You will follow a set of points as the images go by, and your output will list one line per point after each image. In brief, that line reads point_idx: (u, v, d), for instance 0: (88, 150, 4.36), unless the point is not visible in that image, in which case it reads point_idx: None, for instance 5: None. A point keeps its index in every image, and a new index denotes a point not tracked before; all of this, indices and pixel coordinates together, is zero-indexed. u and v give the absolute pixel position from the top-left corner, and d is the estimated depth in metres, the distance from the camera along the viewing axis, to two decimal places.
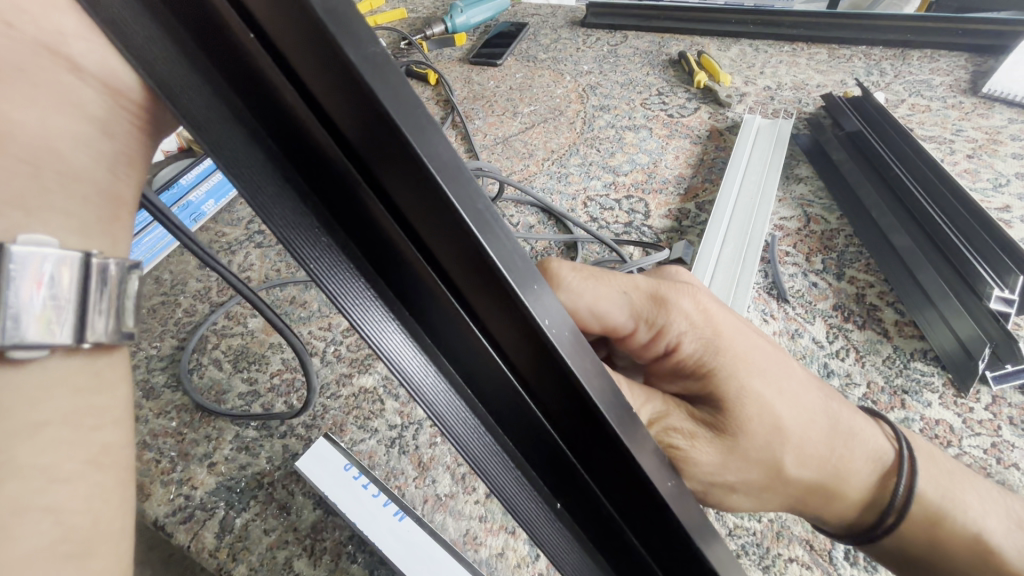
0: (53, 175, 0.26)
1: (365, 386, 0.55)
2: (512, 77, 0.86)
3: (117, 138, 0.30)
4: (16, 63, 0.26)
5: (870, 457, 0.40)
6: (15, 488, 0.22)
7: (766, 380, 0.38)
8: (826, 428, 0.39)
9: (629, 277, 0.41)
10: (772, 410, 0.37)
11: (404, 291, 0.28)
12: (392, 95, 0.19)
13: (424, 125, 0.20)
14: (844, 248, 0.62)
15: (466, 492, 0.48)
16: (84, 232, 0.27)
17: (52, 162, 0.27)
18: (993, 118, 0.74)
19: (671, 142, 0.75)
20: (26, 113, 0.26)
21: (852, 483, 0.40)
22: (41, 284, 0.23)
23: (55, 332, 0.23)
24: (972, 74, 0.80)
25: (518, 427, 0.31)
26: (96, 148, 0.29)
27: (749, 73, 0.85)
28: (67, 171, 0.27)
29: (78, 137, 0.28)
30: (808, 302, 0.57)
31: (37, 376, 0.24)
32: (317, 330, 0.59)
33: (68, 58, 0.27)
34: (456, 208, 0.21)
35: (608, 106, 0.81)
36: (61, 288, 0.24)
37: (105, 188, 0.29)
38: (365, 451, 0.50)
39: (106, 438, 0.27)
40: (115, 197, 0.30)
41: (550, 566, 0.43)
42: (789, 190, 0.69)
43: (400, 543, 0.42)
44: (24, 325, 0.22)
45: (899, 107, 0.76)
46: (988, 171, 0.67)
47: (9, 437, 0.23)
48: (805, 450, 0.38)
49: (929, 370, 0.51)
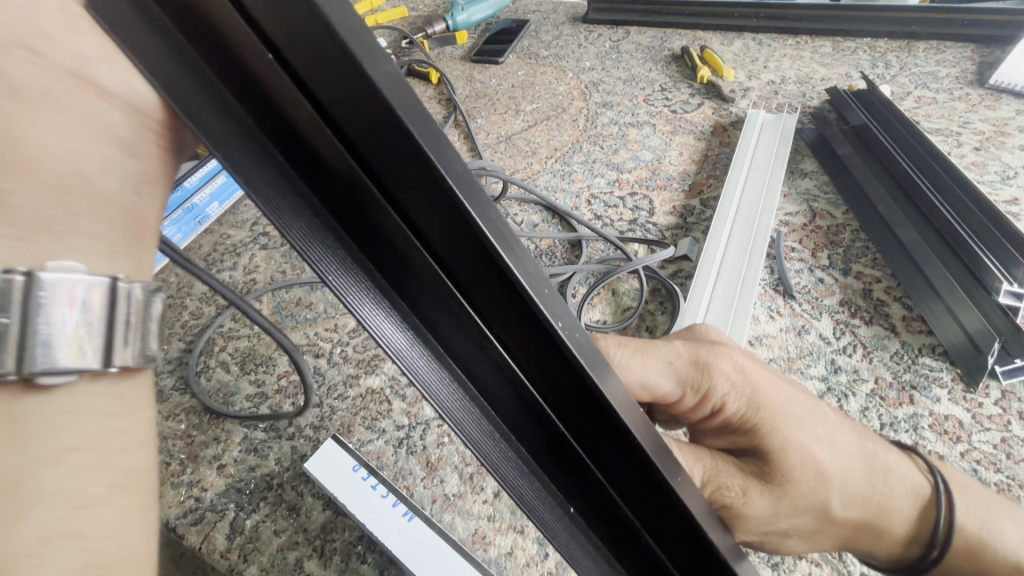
0: (82, 197, 0.25)
1: (372, 387, 0.55)
2: (515, 75, 0.86)
3: (143, 158, 0.29)
4: (40, 88, 0.24)
5: (909, 493, 0.39)
6: (37, 517, 0.21)
7: (802, 428, 0.39)
8: (854, 458, 0.39)
9: (669, 346, 0.42)
10: (813, 455, 0.38)
11: (415, 302, 0.28)
12: (411, 113, 0.19)
13: (438, 139, 0.20)
14: (850, 243, 0.61)
15: (474, 492, 0.48)
16: (112, 256, 0.26)
17: (81, 186, 0.25)
18: (1000, 109, 0.73)
19: (675, 138, 0.74)
20: (50, 137, 0.24)
21: (894, 519, 0.38)
22: (70, 311, 0.22)
23: (86, 356, 0.22)
24: (978, 66, 0.79)
25: (532, 432, 0.31)
26: (122, 171, 0.27)
27: (753, 67, 0.84)
28: (94, 194, 0.26)
29: (107, 161, 0.26)
30: (814, 298, 0.57)
31: (64, 402, 0.23)
32: (323, 331, 0.59)
33: (93, 81, 0.26)
34: (472, 217, 0.21)
35: (611, 102, 0.81)
36: (93, 312, 0.23)
37: (132, 210, 0.28)
38: (373, 452, 0.50)
39: (132, 460, 0.26)
40: (140, 218, 0.28)
41: (558, 565, 0.44)
42: (795, 185, 0.68)
43: (408, 543, 0.43)
44: (55, 351, 0.21)
45: (905, 99, 0.76)
46: (996, 163, 0.67)
47: (34, 463, 0.21)
48: (849, 491, 0.38)
49: (938, 365, 0.51)
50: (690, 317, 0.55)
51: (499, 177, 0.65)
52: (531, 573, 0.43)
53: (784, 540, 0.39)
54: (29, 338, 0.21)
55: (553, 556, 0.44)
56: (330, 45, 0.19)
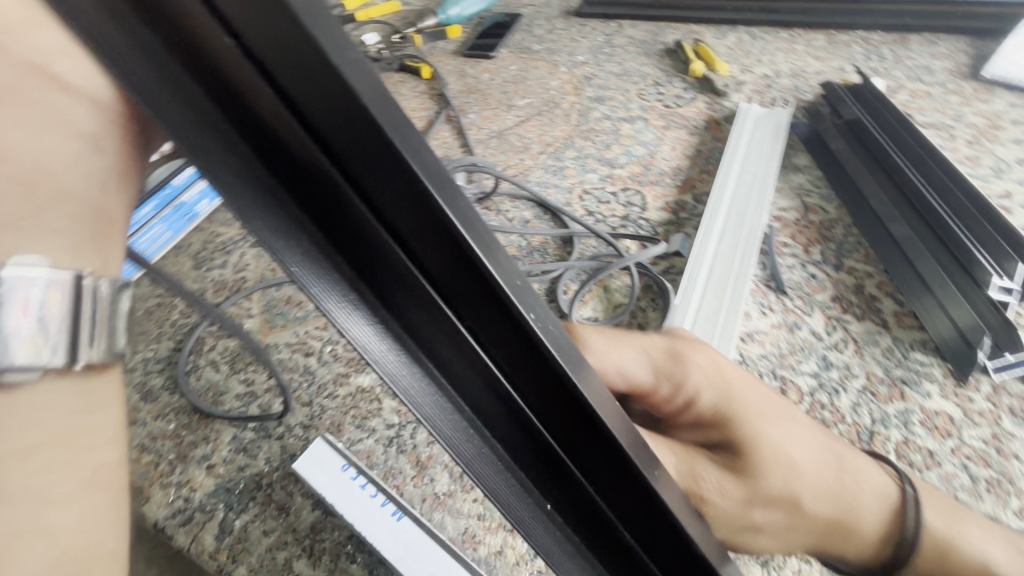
0: (46, 195, 0.26)
1: (362, 386, 0.54)
2: (507, 69, 0.85)
3: (109, 153, 0.29)
4: (5, 83, 0.26)
5: (879, 494, 0.39)
6: (7, 515, 0.22)
7: (774, 424, 0.40)
8: (824, 455, 0.40)
9: (646, 336, 0.44)
10: (784, 449, 0.38)
11: (393, 303, 0.28)
12: (380, 105, 0.19)
13: (409, 133, 0.20)
14: (843, 238, 0.61)
15: (464, 490, 0.47)
16: (77, 250, 0.26)
17: (46, 184, 0.26)
18: (994, 103, 0.73)
19: (668, 133, 0.74)
20: (15, 132, 0.25)
21: (864, 518, 0.39)
22: (28, 308, 0.22)
23: (41, 352, 0.23)
24: (973, 59, 0.79)
25: (514, 434, 0.31)
26: (88, 166, 0.28)
27: (747, 60, 0.83)
28: (59, 192, 0.27)
29: (72, 157, 0.28)
30: (807, 294, 0.56)
31: (27, 401, 0.23)
32: (314, 330, 0.59)
33: (54, 75, 0.26)
34: (444, 211, 0.21)
35: (604, 97, 0.80)
36: (55, 309, 0.23)
37: (98, 206, 0.29)
38: (363, 451, 0.50)
39: (99, 458, 0.26)
40: (107, 215, 0.29)
41: (548, 563, 0.43)
42: (788, 179, 0.68)
43: (397, 543, 0.42)
44: (10, 349, 0.22)
45: (899, 93, 0.75)
46: (989, 157, 0.67)
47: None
48: (819, 487, 0.39)
49: (929, 360, 0.51)
50: (682, 314, 0.55)
51: (489, 173, 0.65)
52: (521, 572, 0.43)
53: (758, 541, 0.38)
54: None
55: (543, 554, 0.44)
56: (299, 41, 0.18)
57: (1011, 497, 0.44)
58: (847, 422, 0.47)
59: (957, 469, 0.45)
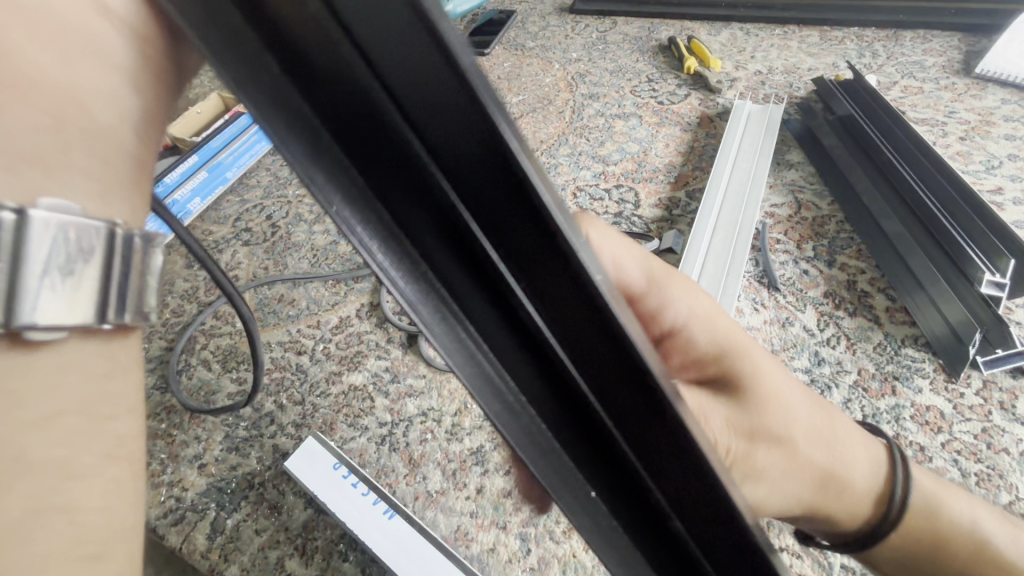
0: (75, 129, 0.26)
1: (354, 384, 0.54)
2: (501, 66, 0.85)
3: (145, 94, 0.29)
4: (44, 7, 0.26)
5: (868, 453, 0.41)
6: (25, 488, 0.21)
7: (772, 370, 0.41)
8: (816, 411, 0.41)
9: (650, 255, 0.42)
10: (781, 390, 0.40)
11: (431, 250, 0.24)
12: (458, 40, 0.18)
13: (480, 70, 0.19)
14: (835, 234, 0.61)
15: (456, 488, 0.47)
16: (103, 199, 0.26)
17: (75, 118, 0.26)
18: (986, 98, 0.73)
19: (661, 129, 0.74)
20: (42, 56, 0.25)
21: (850, 475, 0.41)
22: (54, 257, 0.21)
23: (75, 313, 0.22)
24: (965, 55, 0.79)
25: (561, 410, 0.28)
26: (118, 104, 0.28)
27: (740, 57, 0.83)
28: (91, 129, 0.27)
29: (105, 91, 0.27)
30: (799, 290, 0.56)
31: (53, 359, 0.23)
32: (306, 328, 0.59)
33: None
34: (514, 153, 0.19)
35: (598, 94, 0.80)
36: (86, 252, 0.22)
37: (124, 149, 0.28)
38: (355, 449, 0.50)
39: (120, 429, 0.26)
40: (134, 161, 0.29)
41: (541, 561, 0.43)
42: (781, 176, 0.68)
43: (387, 541, 0.43)
44: (40, 305, 0.21)
45: (892, 89, 0.75)
46: (981, 153, 0.67)
47: (20, 432, 0.22)
48: (813, 433, 0.40)
49: (920, 356, 0.51)
50: None
51: None
52: (514, 569, 0.43)
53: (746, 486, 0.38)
54: (19, 287, 0.20)
55: (536, 552, 0.44)
56: None
57: (1000, 491, 0.44)
58: None
59: (947, 464, 0.45)
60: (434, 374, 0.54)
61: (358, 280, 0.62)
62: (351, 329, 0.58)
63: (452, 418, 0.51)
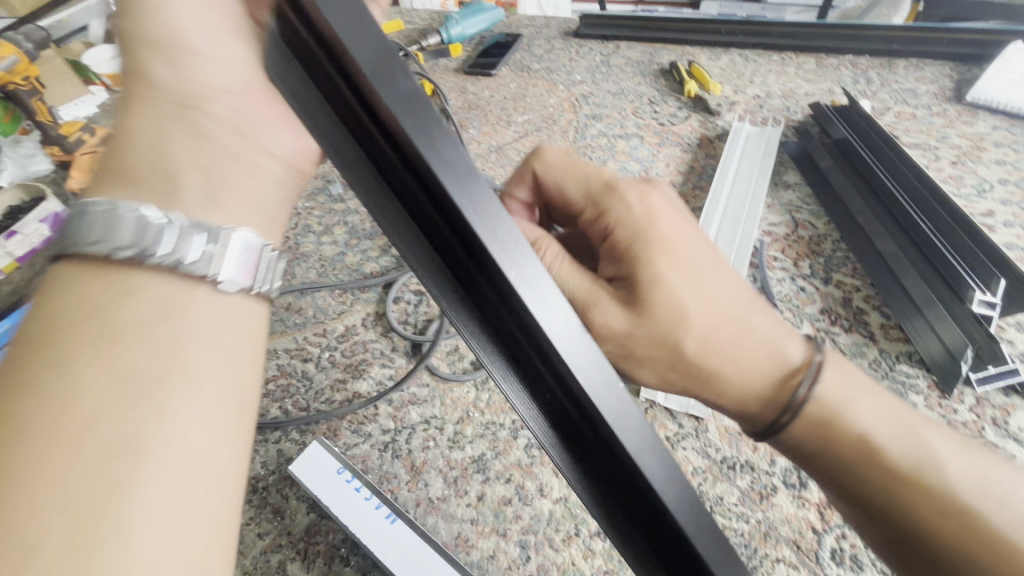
0: (238, 203, 0.35)
1: (359, 391, 0.55)
2: (507, 87, 0.89)
3: (287, 190, 0.40)
4: (239, 150, 0.38)
5: (761, 349, 0.39)
6: (164, 371, 0.29)
7: (684, 271, 0.40)
8: (687, 222, 0.42)
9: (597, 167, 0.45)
10: (681, 296, 0.39)
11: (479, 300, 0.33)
12: (421, 133, 0.27)
13: (439, 138, 0.28)
14: (831, 253, 0.63)
15: (458, 495, 0.48)
16: (280, 184, 0.40)
17: (247, 203, 0.36)
18: (977, 125, 0.75)
19: (662, 150, 0.76)
20: (230, 172, 0.36)
21: (722, 369, 0.39)
22: (232, 259, 0.32)
23: (229, 270, 0.32)
24: (956, 83, 0.82)
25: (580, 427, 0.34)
26: (251, 172, 0.37)
27: (739, 81, 0.86)
28: (243, 200, 0.35)
29: (246, 169, 0.37)
30: (796, 306, 0.58)
31: (196, 309, 0.31)
32: (312, 335, 0.60)
33: (267, 149, 0.40)
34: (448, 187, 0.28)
35: (601, 115, 0.83)
36: (240, 255, 0.32)
37: (252, 200, 0.36)
38: (358, 455, 0.51)
39: (238, 374, 0.31)
40: (272, 217, 0.37)
41: (540, 568, 0.44)
42: (778, 197, 0.70)
43: (391, 544, 0.43)
44: (215, 262, 0.31)
45: (885, 114, 0.78)
46: (972, 177, 0.69)
47: (170, 335, 0.29)
48: (709, 338, 0.39)
49: (914, 372, 0.52)
50: None
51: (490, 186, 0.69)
52: None
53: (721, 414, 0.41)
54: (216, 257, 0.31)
55: (536, 559, 0.44)
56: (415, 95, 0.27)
57: None
58: None
59: None
60: (438, 383, 0.55)
61: (364, 290, 0.64)
62: (357, 337, 0.60)
63: (454, 426, 0.52)
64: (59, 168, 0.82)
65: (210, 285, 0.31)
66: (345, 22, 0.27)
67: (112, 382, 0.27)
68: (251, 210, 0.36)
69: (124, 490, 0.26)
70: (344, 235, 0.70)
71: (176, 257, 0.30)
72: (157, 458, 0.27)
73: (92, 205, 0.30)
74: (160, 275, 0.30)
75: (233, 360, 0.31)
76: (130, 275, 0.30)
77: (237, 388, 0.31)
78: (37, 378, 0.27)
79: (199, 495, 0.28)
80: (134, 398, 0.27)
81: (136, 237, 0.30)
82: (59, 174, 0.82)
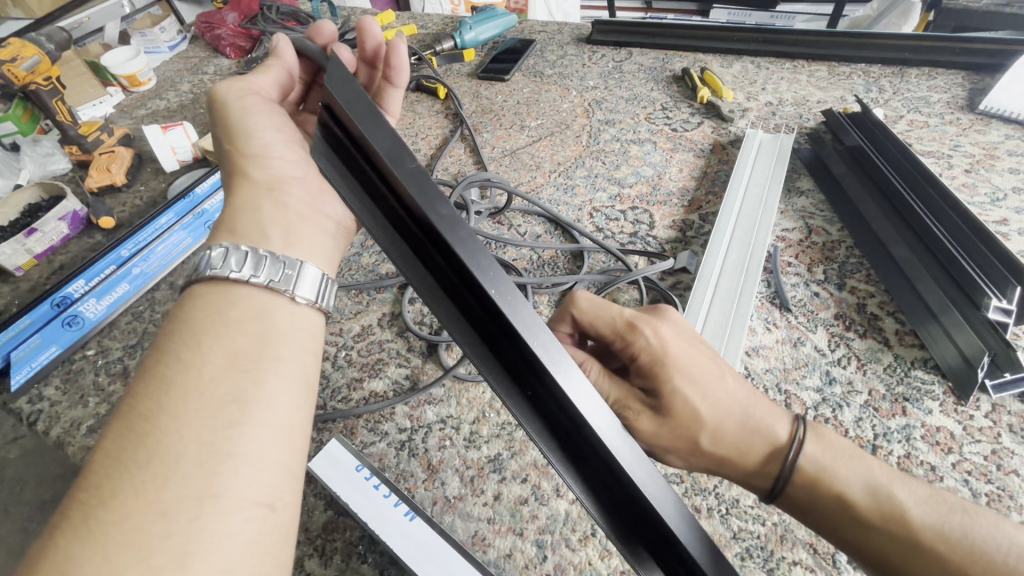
0: (301, 247, 0.41)
1: (376, 390, 0.56)
2: (521, 91, 0.90)
3: (336, 240, 0.47)
4: (301, 209, 0.44)
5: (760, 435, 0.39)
6: (256, 363, 0.32)
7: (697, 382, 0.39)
8: (687, 335, 0.42)
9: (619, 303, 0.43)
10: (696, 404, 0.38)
11: (478, 323, 0.37)
12: (421, 194, 0.33)
13: (435, 199, 0.33)
14: (845, 259, 0.63)
15: (474, 494, 0.48)
16: (331, 236, 0.46)
17: (309, 249, 0.42)
18: (990, 134, 0.75)
19: (675, 155, 0.77)
20: (295, 222, 0.43)
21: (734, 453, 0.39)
22: (307, 280, 0.38)
23: (305, 290, 0.38)
24: (969, 92, 0.82)
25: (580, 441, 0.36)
26: (310, 225, 0.44)
27: (751, 88, 0.87)
28: (306, 248, 0.42)
29: (304, 219, 0.44)
30: (810, 311, 0.58)
31: (282, 315, 0.36)
32: (329, 335, 0.61)
33: (324, 212, 0.47)
34: (444, 234, 0.33)
35: (614, 120, 0.84)
36: (311, 280, 0.38)
37: (312, 248, 0.43)
38: (375, 453, 0.51)
39: (306, 378, 0.35)
40: (327, 260, 0.44)
41: (557, 567, 0.44)
42: (791, 203, 0.70)
43: (409, 541, 0.43)
44: (295, 283, 0.37)
45: (898, 123, 0.78)
46: (986, 185, 0.69)
47: (262, 336, 0.34)
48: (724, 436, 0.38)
49: (929, 378, 0.53)
50: (692, 317, 0.57)
51: (504, 188, 0.69)
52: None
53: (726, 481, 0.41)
54: (295, 279, 0.37)
55: (552, 559, 0.44)
56: (416, 170, 0.34)
57: (1011, 512, 0.44)
58: (850, 436, 0.49)
59: (958, 484, 0.46)
60: (454, 383, 0.56)
61: (380, 290, 0.64)
62: (373, 337, 0.60)
63: (471, 426, 0.53)
64: (77, 167, 0.83)
65: (289, 299, 0.37)
66: (363, 116, 0.35)
67: (226, 360, 0.32)
68: (309, 252, 0.42)
69: (235, 434, 0.29)
70: (360, 236, 0.71)
71: (268, 279, 0.36)
72: (261, 415, 0.31)
73: (209, 251, 0.37)
74: (253, 288, 0.36)
75: (310, 355, 0.36)
76: (236, 287, 0.35)
77: (311, 388, 0.35)
78: (171, 351, 0.32)
79: (270, 472, 0.30)
80: (245, 368, 0.32)
81: (237, 268, 0.36)
82: (78, 173, 0.83)
